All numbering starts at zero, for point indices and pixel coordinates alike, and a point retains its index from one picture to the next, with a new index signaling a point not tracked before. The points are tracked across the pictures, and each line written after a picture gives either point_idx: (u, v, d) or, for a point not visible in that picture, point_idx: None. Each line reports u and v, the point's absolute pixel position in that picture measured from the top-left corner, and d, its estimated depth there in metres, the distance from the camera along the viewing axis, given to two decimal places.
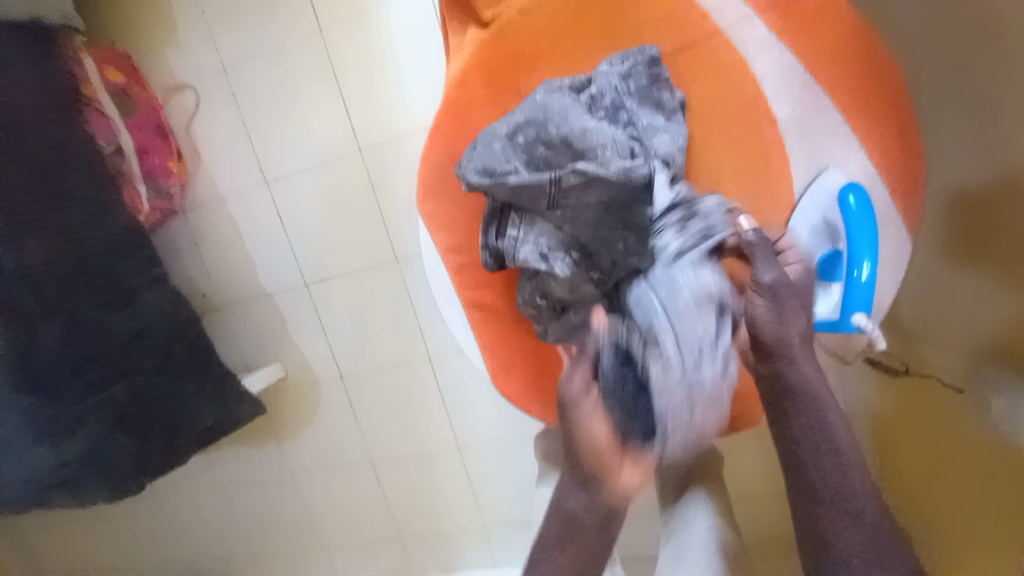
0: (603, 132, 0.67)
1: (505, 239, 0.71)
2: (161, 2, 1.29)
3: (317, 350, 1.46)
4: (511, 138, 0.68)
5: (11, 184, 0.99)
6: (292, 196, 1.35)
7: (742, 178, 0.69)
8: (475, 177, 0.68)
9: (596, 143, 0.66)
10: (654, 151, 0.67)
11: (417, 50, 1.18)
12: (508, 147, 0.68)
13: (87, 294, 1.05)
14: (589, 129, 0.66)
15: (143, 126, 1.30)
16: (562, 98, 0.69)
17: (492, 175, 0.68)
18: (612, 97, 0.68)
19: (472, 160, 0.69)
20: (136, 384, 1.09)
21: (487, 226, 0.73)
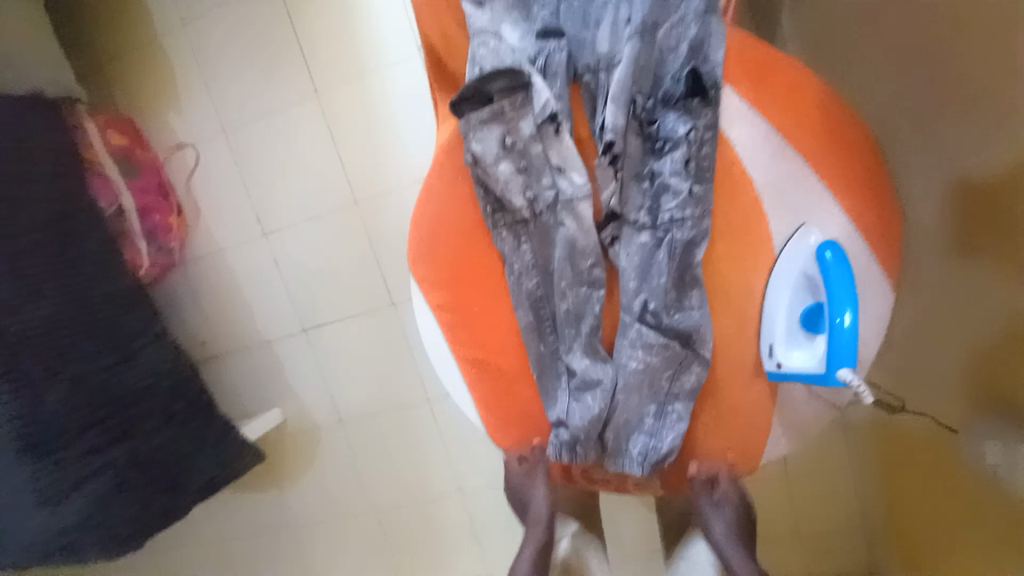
0: (633, 208, 0.72)
1: (630, 209, 0.72)
2: (164, 68, 1.35)
3: (316, 396, 1.46)
4: (651, 236, 0.71)
5: (22, 248, 1.00)
6: (291, 246, 1.38)
7: (734, 247, 0.71)
8: (626, 263, 0.72)
9: (632, 208, 0.72)
10: (663, 220, 0.70)
11: (409, 108, 1.22)
12: (650, 240, 0.71)
13: (92, 355, 1.06)
14: (635, 257, 0.72)
15: (147, 187, 1.32)
16: (637, 242, 0.72)
17: (643, 270, 0.71)
18: (640, 218, 0.72)
19: (631, 265, 0.72)
20: (138, 446, 1.07)
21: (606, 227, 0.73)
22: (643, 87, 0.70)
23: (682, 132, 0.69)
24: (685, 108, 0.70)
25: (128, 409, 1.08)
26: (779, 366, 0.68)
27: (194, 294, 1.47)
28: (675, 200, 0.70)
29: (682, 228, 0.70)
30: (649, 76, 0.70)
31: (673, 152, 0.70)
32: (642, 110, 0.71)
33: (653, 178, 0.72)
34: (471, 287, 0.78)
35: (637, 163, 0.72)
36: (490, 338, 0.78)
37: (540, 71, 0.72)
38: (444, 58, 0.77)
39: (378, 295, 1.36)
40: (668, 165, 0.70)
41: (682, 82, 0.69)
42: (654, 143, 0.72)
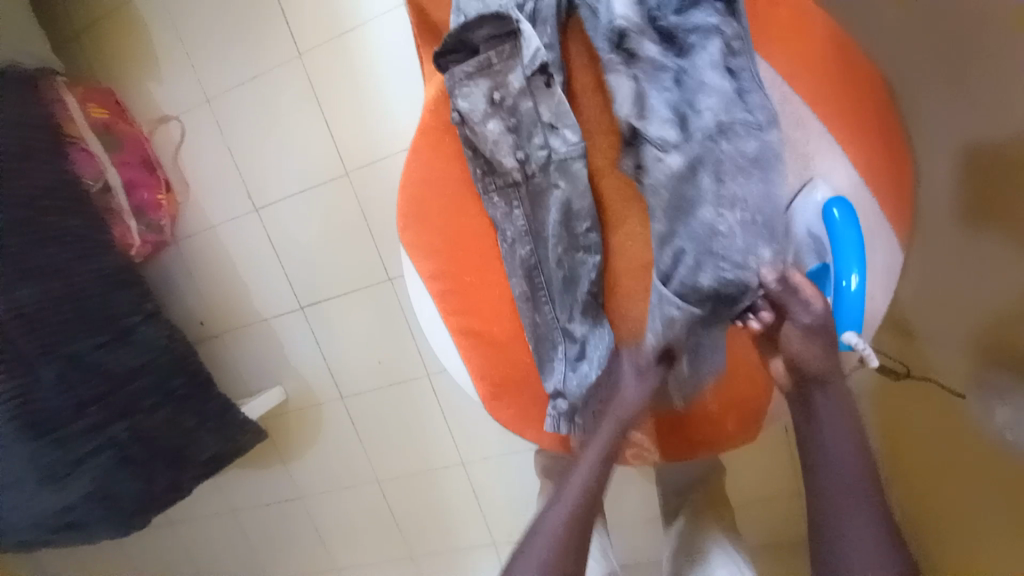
0: (656, 150, 0.62)
1: (651, 150, 0.63)
2: (142, 37, 1.29)
3: (316, 372, 1.46)
4: (679, 183, 0.62)
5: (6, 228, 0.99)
6: (283, 220, 1.35)
7: None
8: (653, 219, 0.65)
9: (653, 150, 0.62)
10: (688, 162, 0.61)
11: (396, 72, 1.17)
12: (678, 186, 0.62)
13: (87, 334, 1.04)
14: (656, 212, 0.64)
15: (131, 161, 1.28)
16: (661, 194, 0.64)
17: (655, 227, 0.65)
18: (667, 158, 0.61)
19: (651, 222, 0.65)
20: (139, 424, 1.07)
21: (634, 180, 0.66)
22: (649, 17, 0.63)
23: (703, 56, 0.62)
24: (706, 30, 0.62)
25: (124, 387, 1.06)
26: None
27: (189, 272, 1.45)
28: (697, 139, 0.61)
29: (717, 172, 0.61)
30: (659, 5, 0.64)
31: (699, 76, 0.62)
32: (653, 40, 0.64)
33: (681, 109, 0.63)
34: (462, 255, 0.75)
35: (652, 96, 0.64)
36: (484, 308, 0.76)
37: (528, 18, 0.67)
38: (426, 8, 0.72)
39: (373, 268, 1.33)
40: (694, 92, 0.62)
41: (701, 7, 0.63)
42: (672, 71, 0.64)
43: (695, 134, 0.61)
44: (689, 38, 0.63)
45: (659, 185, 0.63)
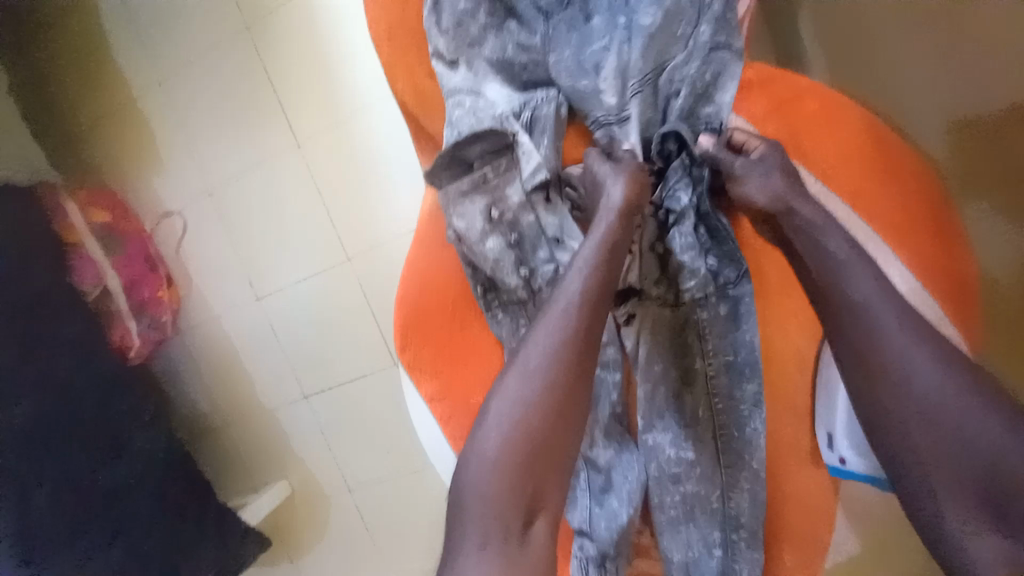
0: (652, 278, 0.64)
1: (645, 280, 0.64)
2: (147, 135, 1.31)
3: (322, 463, 1.38)
4: (672, 310, 0.64)
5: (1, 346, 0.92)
6: (286, 308, 1.31)
7: (775, 313, 0.62)
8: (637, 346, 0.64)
9: (648, 280, 0.65)
10: (689, 293, 0.63)
11: (394, 157, 1.15)
12: (671, 314, 0.64)
13: (83, 452, 0.98)
14: (655, 337, 0.63)
15: (133, 260, 1.26)
16: (659, 316, 0.64)
17: (660, 347, 0.63)
18: (657, 288, 0.64)
19: (656, 350, 0.63)
20: (132, 545, 1.00)
21: (620, 305, 0.65)
22: (628, 158, 0.65)
23: (683, 202, 0.62)
24: (691, 175, 0.63)
25: (123, 502, 1.01)
26: (844, 462, 0.56)
27: (191, 362, 1.40)
28: (703, 271, 0.62)
29: (720, 300, 0.62)
30: (640, 149, 0.64)
31: (681, 224, 0.63)
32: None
33: (665, 258, 0.64)
34: (466, 373, 0.67)
35: (639, 238, 0.65)
36: None
37: (525, 127, 0.62)
38: (417, 115, 0.69)
39: (378, 354, 1.27)
40: (694, 232, 0.62)
41: (689, 147, 0.63)
42: (659, 215, 0.65)
43: (706, 266, 0.62)
44: (674, 180, 0.64)
45: (650, 312, 0.64)
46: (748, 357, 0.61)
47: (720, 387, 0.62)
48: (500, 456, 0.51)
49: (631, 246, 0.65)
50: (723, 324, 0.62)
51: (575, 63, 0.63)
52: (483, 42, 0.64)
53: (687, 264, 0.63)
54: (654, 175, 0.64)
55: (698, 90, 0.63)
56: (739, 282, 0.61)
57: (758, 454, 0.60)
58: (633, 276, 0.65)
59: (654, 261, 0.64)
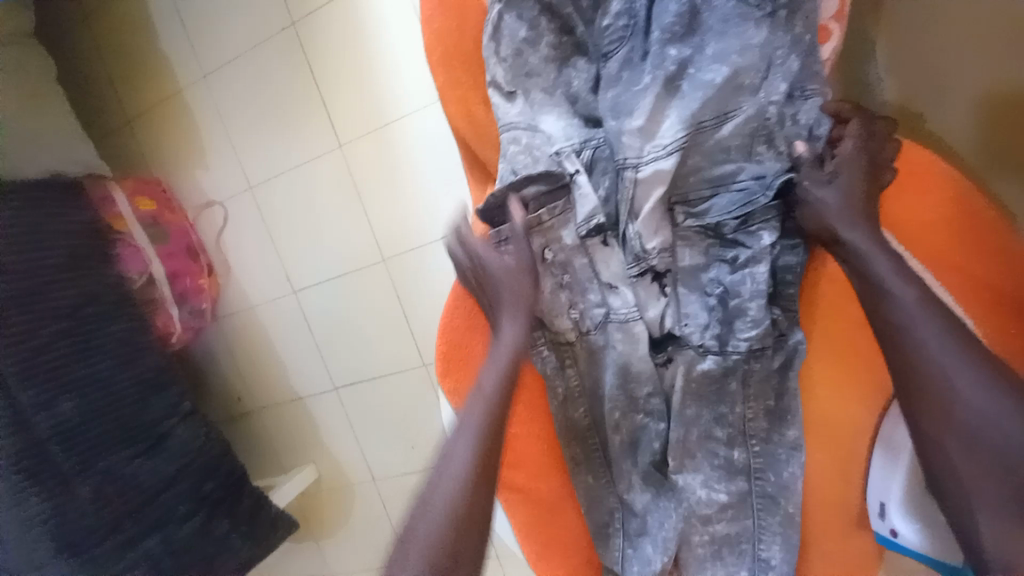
0: (695, 327, 0.56)
1: (688, 327, 0.57)
2: (190, 125, 1.32)
3: (349, 452, 1.42)
4: (715, 360, 0.57)
5: (43, 350, 0.93)
6: (320, 303, 1.33)
7: (837, 379, 0.57)
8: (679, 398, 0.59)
9: (689, 329, 0.57)
10: (733, 347, 0.55)
11: (433, 162, 1.13)
12: (714, 365, 0.57)
13: (119, 447, 0.99)
14: (692, 388, 0.58)
15: (176, 251, 1.27)
16: (700, 364, 0.57)
17: (700, 399, 0.59)
18: (701, 338, 0.56)
19: (698, 402, 0.59)
20: (170, 536, 1.02)
21: (659, 347, 0.61)
22: (691, 193, 0.54)
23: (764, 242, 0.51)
24: (770, 212, 0.51)
25: (158, 497, 1.02)
26: (895, 534, 0.54)
27: (227, 349, 1.45)
28: (751, 326, 0.54)
29: (769, 356, 0.55)
30: (709, 181, 0.53)
31: (751, 267, 0.53)
32: (692, 220, 0.55)
33: (725, 300, 0.55)
34: None
35: (694, 278, 0.56)
36: (530, 462, 0.68)
37: (586, 166, 0.58)
38: (472, 144, 0.68)
39: (408, 355, 1.29)
40: (747, 284, 0.53)
41: (772, 190, 0.51)
42: (724, 251, 0.55)
43: (757, 320, 0.53)
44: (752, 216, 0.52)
45: (693, 360, 0.58)
46: (795, 407, 0.57)
47: (757, 430, 0.59)
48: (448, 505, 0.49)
49: (676, 289, 0.57)
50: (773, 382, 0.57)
51: (635, 96, 0.54)
52: (544, 73, 0.61)
53: (738, 317, 0.54)
54: (724, 210, 0.53)
55: (796, 125, 0.52)
56: (789, 329, 0.55)
57: (795, 505, 0.59)
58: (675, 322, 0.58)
59: (712, 302, 0.55)
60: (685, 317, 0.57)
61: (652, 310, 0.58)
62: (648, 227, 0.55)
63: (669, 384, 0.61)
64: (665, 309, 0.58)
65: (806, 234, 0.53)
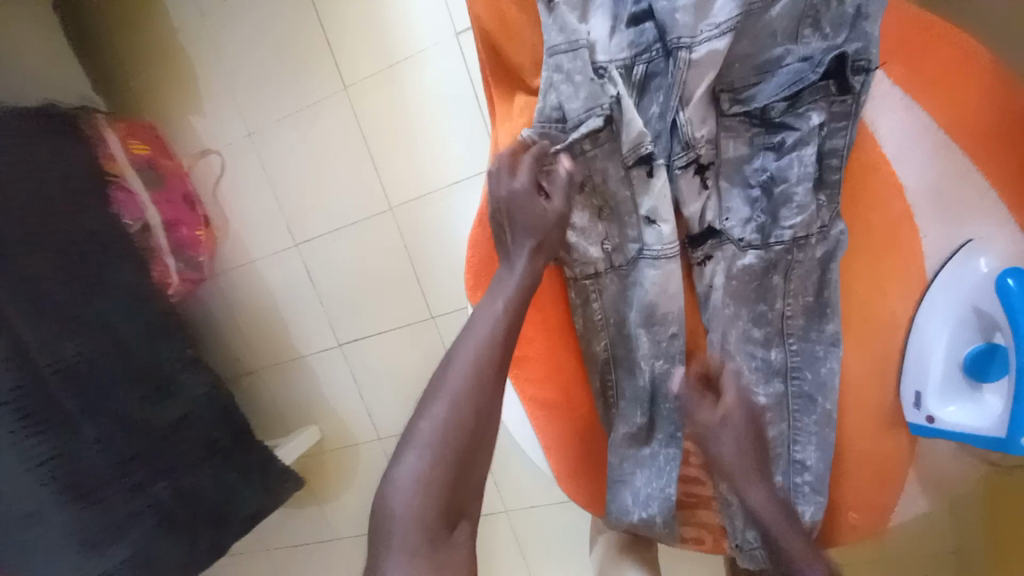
0: (738, 220, 0.57)
1: (730, 221, 0.57)
2: (185, 69, 1.26)
3: (353, 411, 1.38)
4: (756, 252, 0.56)
5: (48, 285, 0.93)
6: (325, 256, 1.29)
7: (878, 275, 0.57)
8: (720, 295, 0.58)
9: (732, 222, 0.57)
10: (778, 236, 0.55)
11: (444, 103, 1.10)
12: (756, 258, 0.56)
13: (126, 388, 0.98)
14: (732, 284, 0.58)
15: (172, 198, 1.24)
16: (740, 259, 0.57)
17: (737, 298, 0.58)
18: (744, 230, 0.57)
19: (737, 303, 0.58)
20: (180, 482, 1.00)
21: (694, 248, 0.60)
22: (737, 81, 0.55)
23: (812, 123, 0.52)
24: (819, 93, 0.52)
25: (168, 441, 1.01)
26: (931, 420, 0.56)
27: (225, 306, 1.41)
28: (799, 214, 0.54)
29: (812, 245, 0.55)
30: (755, 68, 0.54)
31: (798, 151, 0.53)
32: (738, 106, 0.55)
33: (769, 189, 0.55)
34: (539, 316, 0.65)
35: (737, 169, 0.57)
36: (562, 373, 0.67)
37: (638, 85, 0.57)
38: (501, 48, 0.66)
39: (415, 307, 1.25)
40: (795, 168, 0.53)
41: (822, 68, 0.51)
42: (771, 137, 0.55)
43: (805, 206, 0.54)
44: (800, 97, 0.52)
45: (732, 255, 0.58)
46: (835, 301, 0.57)
47: (795, 328, 0.59)
48: (429, 480, 0.47)
49: (720, 181, 0.57)
50: (817, 275, 0.56)
51: None
52: None
53: (784, 205, 0.54)
54: (772, 93, 0.53)
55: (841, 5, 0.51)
56: (831, 221, 0.54)
57: (833, 403, 0.59)
58: (713, 219, 0.58)
59: (755, 194, 0.56)
60: (725, 212, 0.57)
61: (692, 207, 0.58)
62: (694, 115, 0.55)
63: (710, 290, 0.60)
64: (704, 205, 0.58)
65: (857, 115, 0.52)
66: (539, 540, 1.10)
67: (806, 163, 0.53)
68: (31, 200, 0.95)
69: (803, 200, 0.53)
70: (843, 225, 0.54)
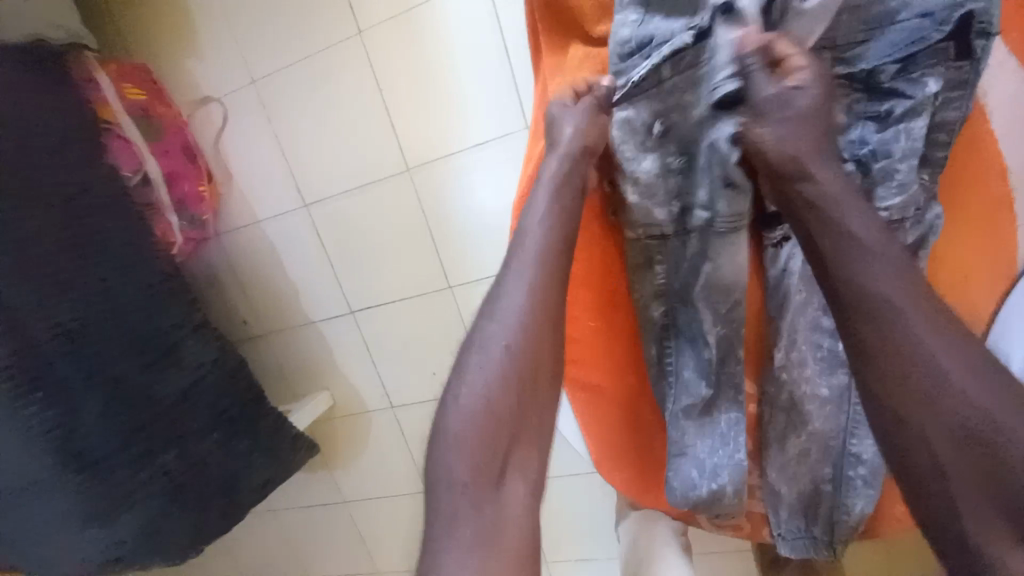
0: None
1: None
2: (181, 4, 1.14)
3: (365, 379, 1.35)
4: None
5: (41, 240, 0.86)
6: (336, 219, 1.22)
7: (968, 264, 0.53)
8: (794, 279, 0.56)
9: None
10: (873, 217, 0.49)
11: (472, 53, 1.00)
12: None
13: (130, 353, 0.93)
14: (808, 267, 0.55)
15: (172, 150, 1.16)
16: None
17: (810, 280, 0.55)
18: None
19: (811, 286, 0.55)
20: (189, 450, 0.97)
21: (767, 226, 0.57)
22: (841, 38, 0.49)
23: (928, 90, 0.47)
24: (936, 56, 0.47)
25: (176, 408, 0.96)
26: None
27: (230, 268, 1.34)
28: (898, 194, 0.48)
29: (906, 231, 0.49)
30: (865, 22, 0.48)
31: (906, 122, 0.48)
32: (840, 68, 0.49)
33: (867, 164, 0.49)
34: (586, 295, 0.62)
35: (831, 142, 0.51)
36: (607, 357, 0.64)
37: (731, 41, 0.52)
38: None
39: (433, 274, 1.20)
40: (900, 143, 0.48)
41: (947, 27, 0.45)
42: (875, 105, 0.49)
43: (904, 186, 0.48)
44: (915, 60, 0.47)
45: None
46: None
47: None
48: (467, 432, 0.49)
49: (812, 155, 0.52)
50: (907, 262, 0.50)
51: None
52: None
53: (884, 183, 0.49)
54: (882, 54, 0.47)
55: None
56: (926, 204, 0.50)
57: None
58: None
59: (849, 170, 0.50)
60: None
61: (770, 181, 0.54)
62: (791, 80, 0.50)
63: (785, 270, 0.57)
64: None
65: (975, 83, 0.47)
66: (556, 513, 1.10)
67: (912, 139, 0.47)
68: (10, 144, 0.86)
69: (904, 176, 0.48)
70: (940, 210, 0.49)
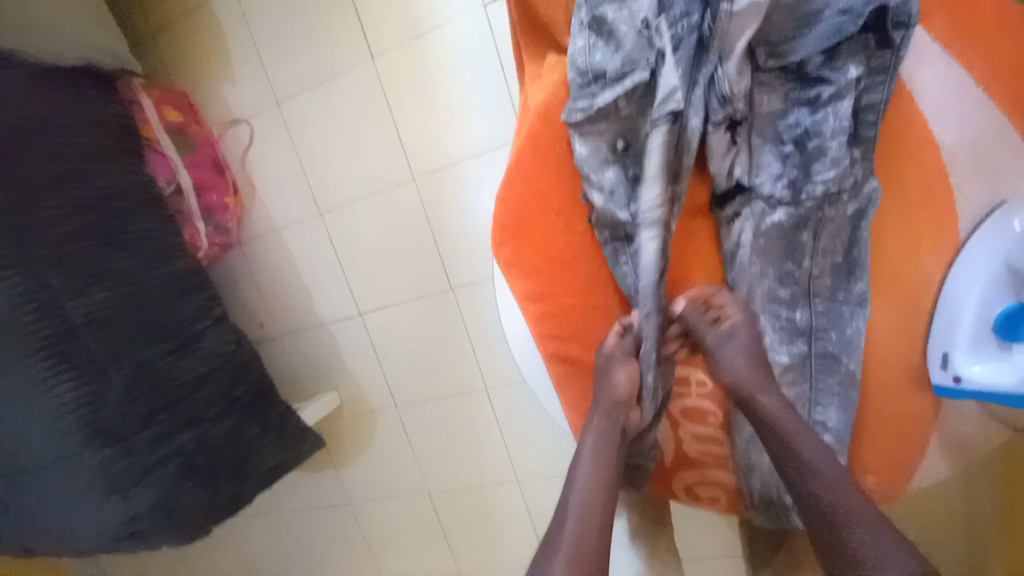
0: (768, 178, 0.58)
1: (760, 176, 0.58)
2: (216, 37, 1.29)
3: (370, 378, 1.41)
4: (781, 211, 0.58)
5: (78, 234, 0.96)
6: (347, 226, 1.31)
7: (909, 234, 0.57)
8: (747, 253, 0.61)
9: (761, 179, 0.58)
10: (809, 191, 0.56)
11: (469, 71, 1.11)
12: (782, 214, 0.58)
13: (154, 342, 1.02)
14: (758, 241, 0.59)
15: (202, 163, 1.29)
16: (769, 217, 0.59)
17: (761, 254, 0.60)
18: (773, 187, 0.58)
19: (761, 259, 0.60)
20: (204, 434, 1.04)
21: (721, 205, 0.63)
22: (774, 34, 0.54)
23: (849, 76, 0.53)
24: (857, 47, 0.54)
25: (192, 395, 1.04)
26: (957, 380, 0.56)
27: (250, 272, 1.44)
28: (832, 168, 0.55)
29: (841, 201, 0.56)
30: (795, 20, 0.53)
31: (834, 105, 0.54)
32: (774, 60, 0.55)
33: (803, 143, 0.56)
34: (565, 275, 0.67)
35: (771, 124, 0.57)
36: (586, 335, 0.68)
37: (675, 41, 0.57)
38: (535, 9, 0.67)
39: (435, 275, 1.27)
40: (830, 122, 0.54)
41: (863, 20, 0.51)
42: (806, 91, 0.56)
43: (839, 161, 0.54)
44: (838, 52, 0.54)
45: (758, 214, 0.59)
46: (864, 259, 0.57)
47: (821, 289, 0.59)
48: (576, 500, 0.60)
49: (753, 138, 0.58)
50: (849, 230, 0.57)
51: None
52: None
53: (818, 160, 0.55)
54: (811, 46, 0.53)
55: None
56: (863, 178, 0.56)
57: (856, 363, 0.59)
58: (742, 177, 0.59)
59: (788, 149, 0.57)
60: (756, 169, 0.58)
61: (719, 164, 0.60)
62: (732, 71, 0.55)
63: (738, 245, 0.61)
64: (736, 162, 0.59)
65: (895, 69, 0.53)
66: None
67: (841, 118, 0.54)
68: (58, 151, 0.98)
69: (834, 155, 0.54)
70: (876, 182, 0.55)
